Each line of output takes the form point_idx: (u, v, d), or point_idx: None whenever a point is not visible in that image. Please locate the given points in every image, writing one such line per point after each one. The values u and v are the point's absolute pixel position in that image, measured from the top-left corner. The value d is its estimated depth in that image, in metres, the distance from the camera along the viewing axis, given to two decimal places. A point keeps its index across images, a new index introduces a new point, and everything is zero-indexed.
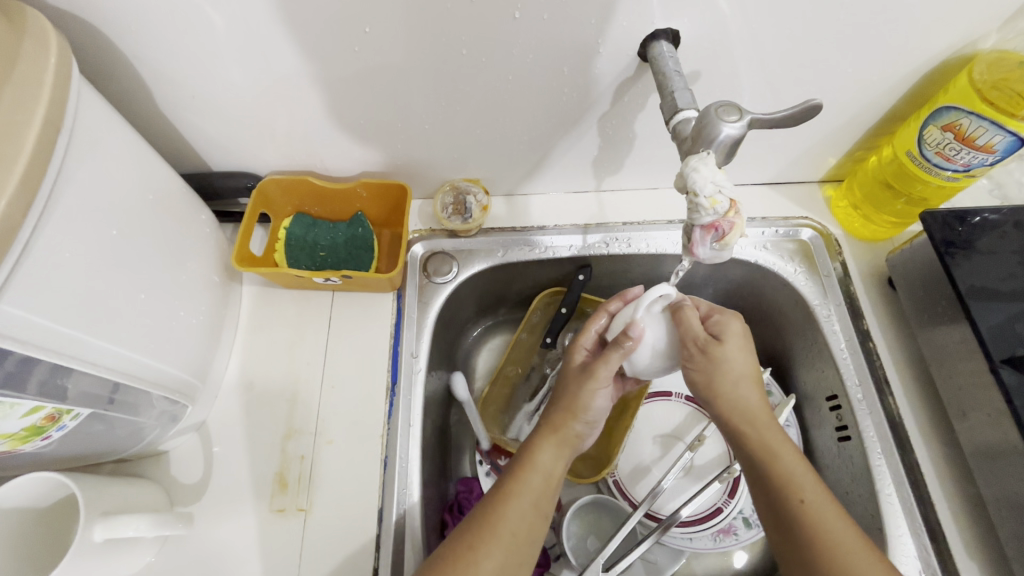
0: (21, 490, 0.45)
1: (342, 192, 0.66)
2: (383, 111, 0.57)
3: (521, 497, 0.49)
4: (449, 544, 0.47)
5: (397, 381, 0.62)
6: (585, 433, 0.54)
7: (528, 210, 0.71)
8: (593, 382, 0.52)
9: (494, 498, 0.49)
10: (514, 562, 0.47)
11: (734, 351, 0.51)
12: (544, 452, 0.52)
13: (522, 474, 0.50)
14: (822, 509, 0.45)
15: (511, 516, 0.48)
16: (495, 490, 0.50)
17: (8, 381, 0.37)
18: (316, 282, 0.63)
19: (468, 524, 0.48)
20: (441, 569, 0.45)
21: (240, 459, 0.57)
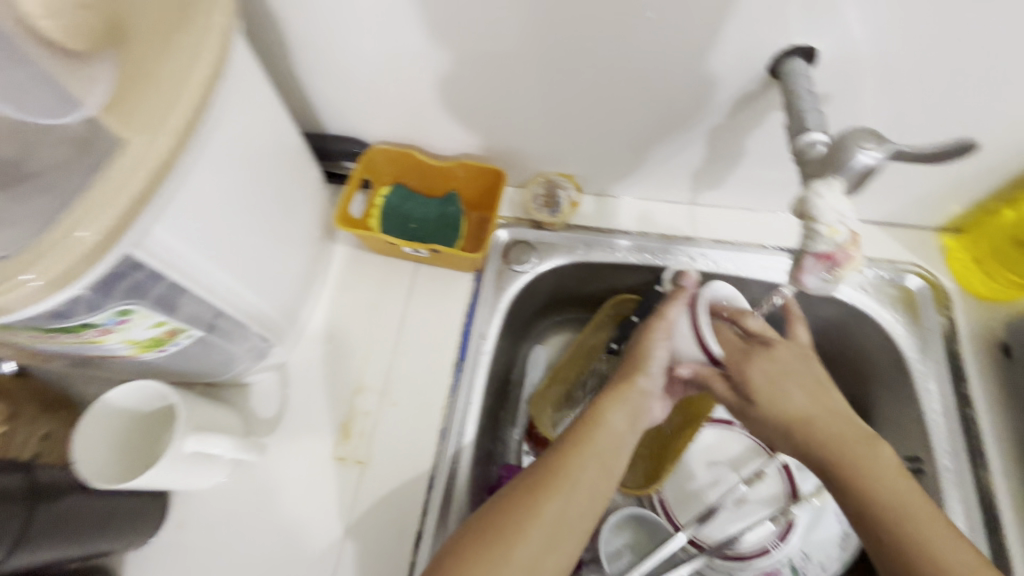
0: (135, 394, 0.51)
1: (441, 170, 0.68)
2: (496, 97, 0.58)
3: (587, 452, 0.48)
4: (503, 490, 0.47)
5: (464, 357, 0.63)
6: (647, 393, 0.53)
7: (616, 212, 0.71)
8: (654, 331, 0.53)
9: (561, 448, 0.49)
10: (577, 513, 0.46)
11: (773, 381, 0.48)
12: (609, 411, 0.51)
13: (589, 430, 0.50)
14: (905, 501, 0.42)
15: (577, 471, 0.47)
16: (556, 444, 0.50)
17: (134, 289, 0.40)
18: (405, 251, 0.66)
19: (529, 472, 0.48)
20: (503, 510, 0.45)
21: (312, 402, 0.61)
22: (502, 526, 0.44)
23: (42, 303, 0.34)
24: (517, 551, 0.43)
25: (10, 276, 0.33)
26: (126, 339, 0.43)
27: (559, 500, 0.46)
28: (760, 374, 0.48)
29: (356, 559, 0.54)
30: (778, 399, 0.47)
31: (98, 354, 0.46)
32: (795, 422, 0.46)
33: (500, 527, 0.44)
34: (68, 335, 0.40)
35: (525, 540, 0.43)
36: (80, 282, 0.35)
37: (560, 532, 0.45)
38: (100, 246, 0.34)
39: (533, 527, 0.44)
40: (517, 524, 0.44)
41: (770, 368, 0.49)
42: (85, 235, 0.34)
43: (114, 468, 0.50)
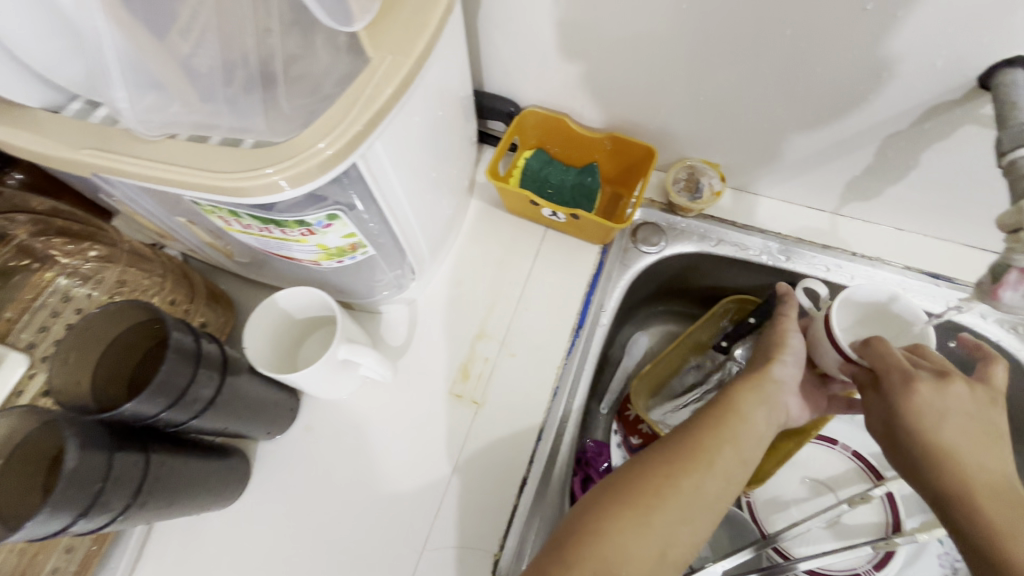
0: (299, 299, 0.55)
1: (589, 141, 0.69)
2: (668, 78, 0.59)
3: (724, 437, 0.48)
4: (641, 459, 0.48)
5: (583, 324, 0.64)
6: (785, 389, 0.53)
7: (753, 210, 0.70)
8: (785, 332, 0.55)
9: (696, 428, 0.49)
10: (714, 496, 0.45)
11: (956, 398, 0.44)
12: (748, 402, 0.50)
13: (724, 417, 0.49)
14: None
15: (712, 452, 0.47)
16: (690, 426, 0.50)
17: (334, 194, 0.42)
18: (542, 215, 0.67)
19: (662, 449, 0.48)
20: (636, 477, 0.46)
21: (435, 338, 0.64)
22: (639, 496, 0.44)
23: (274, 196, 0.38)
24: (657, 521, 0.43)
25: (259, 167, 0.37)
26: (320, 244, 0.47)
27: (694, 478, 0.45)
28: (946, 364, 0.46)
29: (463, 494, 0.57)
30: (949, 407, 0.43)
31: (281, 255, 0.50)
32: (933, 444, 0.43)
33: (639, 496, 0.44)
34: (278, 230, 0.44)
35: (662, 508, 0.44)
36: (311, 185, 0.38)
37: (695, 512, 0.44)
38: (337, 157, 0.38)
39: (670, 499, 0.44)
40: (656, 493, 0.44)
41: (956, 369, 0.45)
42: (324, 148, 0.37)
43: (274, 363, 0.56)
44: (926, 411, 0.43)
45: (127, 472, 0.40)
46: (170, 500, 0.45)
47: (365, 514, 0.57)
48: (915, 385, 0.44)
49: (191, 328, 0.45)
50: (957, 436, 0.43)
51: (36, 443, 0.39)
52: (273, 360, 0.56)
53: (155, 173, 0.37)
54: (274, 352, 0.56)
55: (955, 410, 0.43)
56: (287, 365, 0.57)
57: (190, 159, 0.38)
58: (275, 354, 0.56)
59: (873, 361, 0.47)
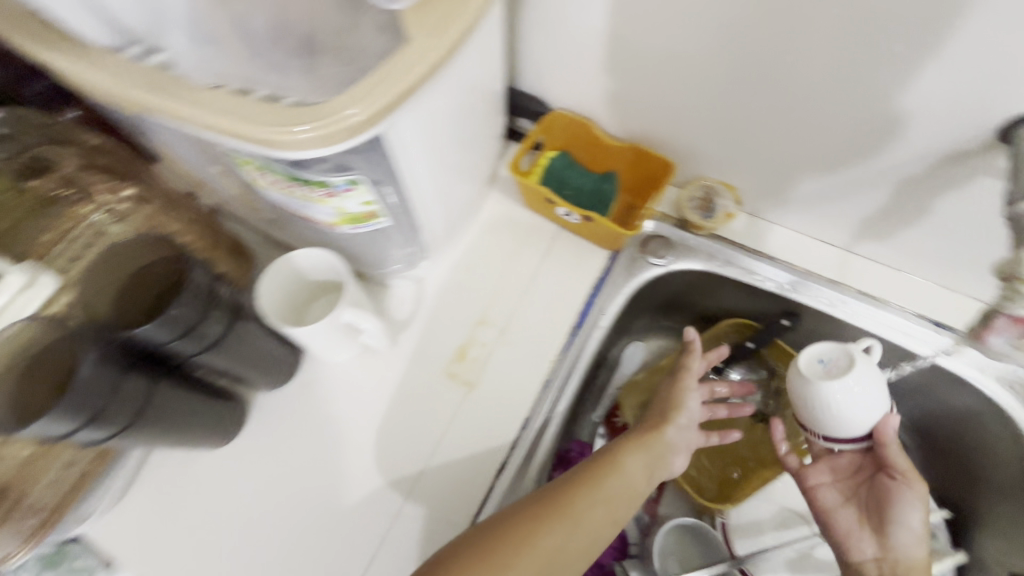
0: (314, 261, 0.58)
1: (611, 148, 0.70)
2: (695, 96, 0.60)
3: (595, 492, 0.50)
4: (512, 506, 0.49)
5: (581, 324, 0.66)
6: (672, 447, 0.57)
7: (765, 236, 0.71)
8: (684, 385, 0.60)
9: (573, 480, 0.51)
10: (572, 553, 0.47)
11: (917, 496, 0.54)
12: (629, 459, 0.53)
13: (600, 474, 0.51)
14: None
15: (582, 506, 0.49)
16: (567, 478, 0.51)
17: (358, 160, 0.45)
18: (556, 214, 0.68)
19: (535, 498, 0.49)
20: (508, 525, 0.46)
21: (436, 318, 0.66)
22: (501, 542, 0.45)
23: (305, 152, 0.40)
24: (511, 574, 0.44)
25: (290, 125, 0.39)
26: (339, 207, 0.49)
27: (556, 533, 0.47)
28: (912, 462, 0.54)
29: (444, 468, 0.59)
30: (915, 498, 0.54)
31: (301, 214, 0.53)
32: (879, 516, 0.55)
33: (496, 546, 0.45)
34: (302, 189, 0.47)
35: (520, 562, 0.44)
36: (339, 147, 0.41)
37: (553, 564, 0.46)
38: (366, 123, 0.40)
39: (528, 551, 0.45)
40: (515, 547, 0.45)
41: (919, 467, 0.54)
42: (353, 114, 0.39)
43: (282, 315, 0.58)
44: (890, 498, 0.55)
45: (129, 398, 0.43)
46: (165, 428, 0.48)
47: (349, 473, 0.59)
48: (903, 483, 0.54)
49: (206, 269, 0.47)
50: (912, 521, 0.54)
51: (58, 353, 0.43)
52: (281, 313, 0.58)
53: (199, 116, 0.40)
54: (282, 306, 0.59)
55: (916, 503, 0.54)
56: (291, 319, 0.59)
57: (234, 112, 0.39)
58: (283, 308, 0.59)
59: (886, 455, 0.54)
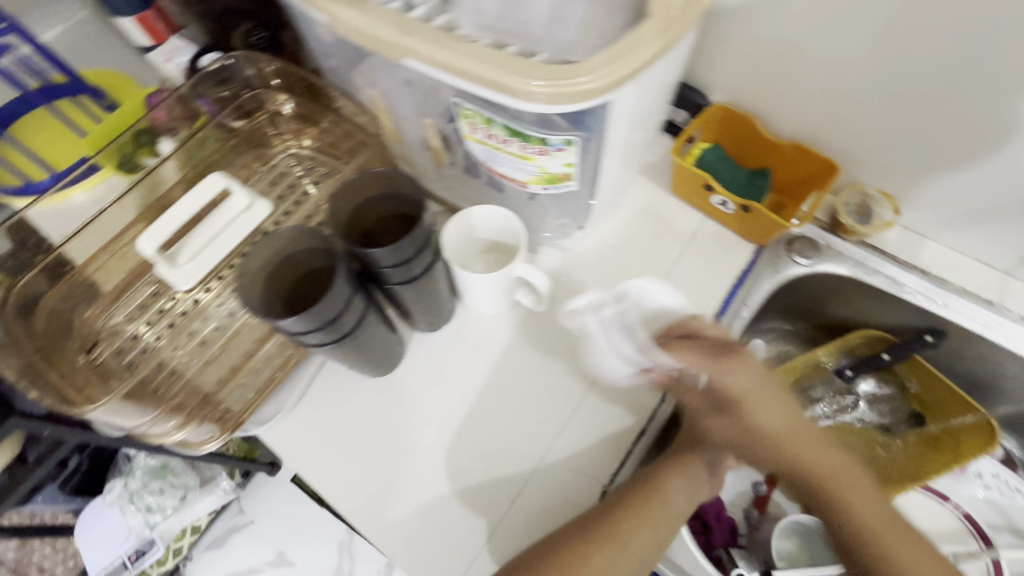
0: (491, 218, 0.62)
1: (771, 145, 0.71)
2: (880, 100, 0.61)
3: (637, 522, 0.53)
4: (562, 535, 0.52)
5: (724, 311, 0.68)
6: (700, 471, 0.59)
7: (918, 250, 0.71)
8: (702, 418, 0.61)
9: (613, 510, 0.54)
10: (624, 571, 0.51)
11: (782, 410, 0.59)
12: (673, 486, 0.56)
13: (648, 502, 0.55)
14: (881, 526, 0.55)
15: (628, 533, 0.52)
16: (602, 509, 0.54)
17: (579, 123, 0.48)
18: (710, 204, 0.70)
19: (579, 524, 0.53)
20: (557, 553, 0.50)
21: (581, 287, 0.69)
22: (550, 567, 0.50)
23: (535, 106, 0.45)
24: None
25: (526, 79, 0.43)
26: (542, 166, 0.52)
27: (606, 556, 0.51)
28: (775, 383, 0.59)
29: (587, 419, 0.63)
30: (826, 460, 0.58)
31: (497, 171, 0.56)
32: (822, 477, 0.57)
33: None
34: (516, 143, 0.50)
35: None
36: (560, 107, 0.45)
37: None
38: (592, 92, 0.43)
39: None
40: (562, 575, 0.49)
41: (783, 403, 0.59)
42: (585, 83, 0.43)
43: (456, 255, 0.64)
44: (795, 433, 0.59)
45: (350, 313, 0.48)
46: (361, 341, 0.54)
47: (499, 413, 0.64)
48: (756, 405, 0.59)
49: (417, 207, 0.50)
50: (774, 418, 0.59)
51: (301, 257, 0.50)
52: (456, 252, 0.65)
53: (457, 62, 0.44)
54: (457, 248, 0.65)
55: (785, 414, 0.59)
56: (461, 260, 0.65)
57: (479, 57, 0.44)
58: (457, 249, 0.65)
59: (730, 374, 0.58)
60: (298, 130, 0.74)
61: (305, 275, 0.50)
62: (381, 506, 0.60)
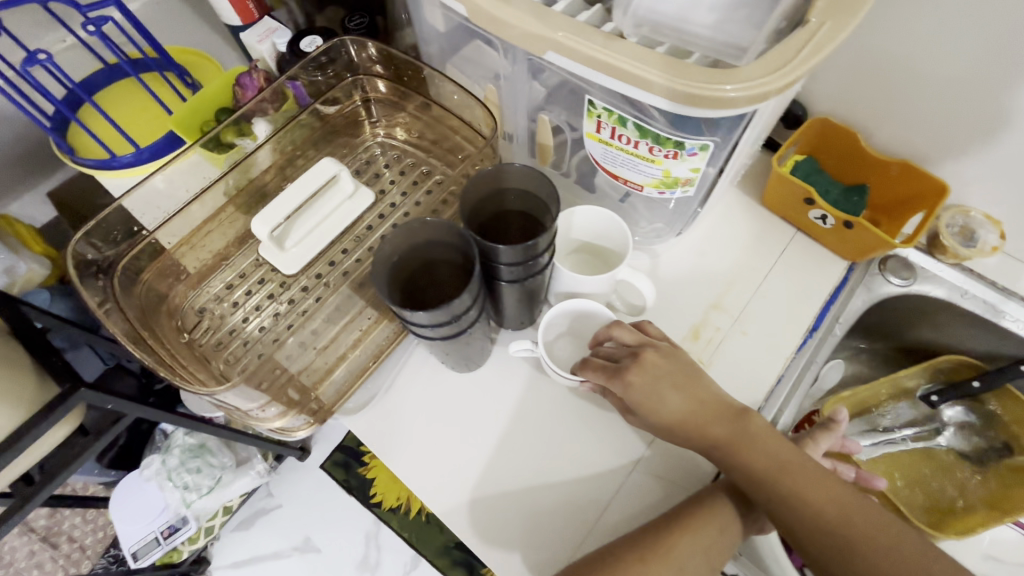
0: (595, 219, 0.61)
1: (874, 161, 0.69)
2: (1000, 122, 0.59)
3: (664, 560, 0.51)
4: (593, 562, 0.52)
5: (817, 328, 0.66)
6: (715, 506, 0.54)
7: (1018, 276, 0.69)
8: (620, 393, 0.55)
9: (637, 551, 0.52)
10: None
11: (648, 375, 0.54)
12: (704, 521, 0.53)
13: (674, 536, 0.52)
14: (844, 514, 0.49)
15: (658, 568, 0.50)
16: (616, 550, 0.52)
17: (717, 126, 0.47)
18: (806, 216, 0.68)
19: (602, 560, 0.52)
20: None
21: (670, 295, 0.68)
22: None
23: (669, 103, 0.43)
24: None
25: (670, 79, 0.41)
26: (666, 170, 0.51)
27: None
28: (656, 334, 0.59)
29: None
30: (683, 405, 0.54)
31: (612, 170, 0.56)
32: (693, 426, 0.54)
33: None
34: (647, 146, 0.49)
35: None
36: (694, 109, 0.43)
37: None
38: (734, 101, 0.41)
39: None
40: None
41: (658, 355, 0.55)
42: (730, 91, 0.40)
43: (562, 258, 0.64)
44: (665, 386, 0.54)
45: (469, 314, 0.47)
46: (465, 339, 0.53)
47: (586, 414, 0.63)
48: (641, 355, 0.55)
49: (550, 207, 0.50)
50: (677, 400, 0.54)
51: (422, 249, 0.50)
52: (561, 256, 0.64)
53: (597, 55, 0.43)
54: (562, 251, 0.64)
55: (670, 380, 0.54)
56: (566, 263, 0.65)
57: (621, 51, 0.43)
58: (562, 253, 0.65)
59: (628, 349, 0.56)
60: (390, 119, 0.73)
61: (416, 267, 0.50)
62: (457, 489, 0.60)
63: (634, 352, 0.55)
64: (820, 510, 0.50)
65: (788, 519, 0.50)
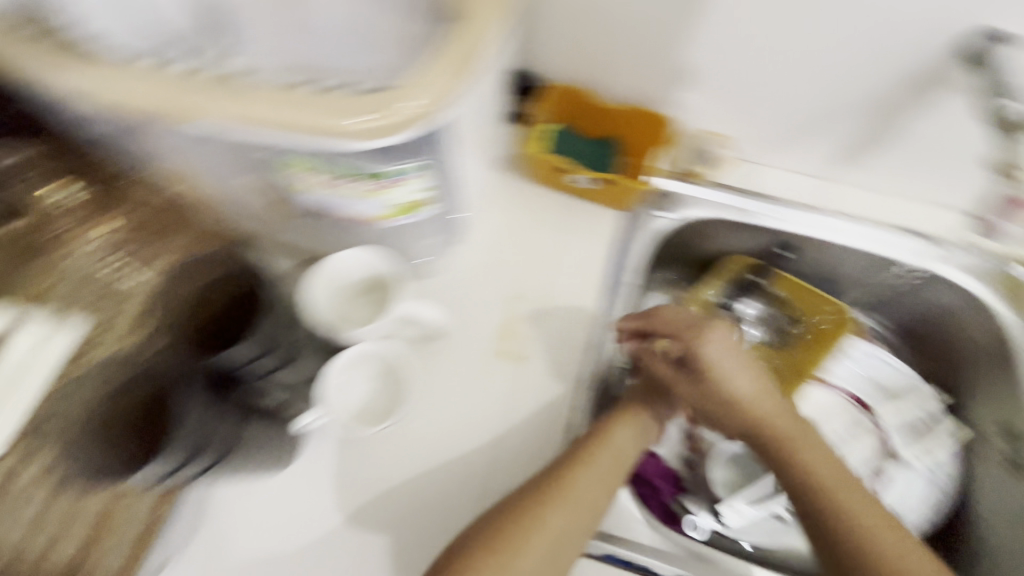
0: (351, 261, 0.55)
1: (606, 112, 0.73)
2: (683, 51, 0.65)
3: (557, 510, 0.50)
4: (478, 531, 0.50)
5: (612, 284, 0.69)
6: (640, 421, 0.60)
7: (756, 178, 0.77)
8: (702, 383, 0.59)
9: (529, 500, 0.51)
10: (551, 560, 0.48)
11: (733, 368, 0.59)
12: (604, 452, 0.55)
13: (563, 481, 0.52)
14: (849, 481, 0.53)
15: (552, 521, 0.49)
16: (504, 507, 0.51)
17: (421, 142, 0.44)
18: (569, 181, 0.70)
19: (495, 527, 0.49)
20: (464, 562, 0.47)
21: (473, 306, 0.66)
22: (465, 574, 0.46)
23: (365, 141, 0.40)
24: None
25: (343, 118, 0.39)
26: (394, 199, 0.48)
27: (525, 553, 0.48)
28: (716, 338, 0.60)
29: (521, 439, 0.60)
30: (730, 381, 0.59)
31: (342, 214, 0.51)
32: (728, 398, 0.58)
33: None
34: (360, 182, 0.46)
35: None
36: (401, 136, 0.41)
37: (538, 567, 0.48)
38: (430, 109, 0.41)
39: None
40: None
41: (738, 355, 0.60)
42: (422, 104, 0.40)
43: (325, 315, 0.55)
44: (716, 360, 0.59)
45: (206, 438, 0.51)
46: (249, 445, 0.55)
47: (429, 454, 0.59)
48: (709, 337, 0.60)
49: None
50: (746, 386, 0.58)
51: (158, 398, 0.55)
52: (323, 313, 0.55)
53: (250, 113, 0.39)
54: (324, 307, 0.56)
55: (726, 360, 0.59)
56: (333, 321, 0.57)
57: (273, 107, 0.39)
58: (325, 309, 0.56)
59: (664, 325, 0.62)
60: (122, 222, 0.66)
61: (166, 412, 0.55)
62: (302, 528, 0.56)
63: (698, 355, 0.59)
64: (840, 491, 0.51)
65: (783, 478, 0.54)
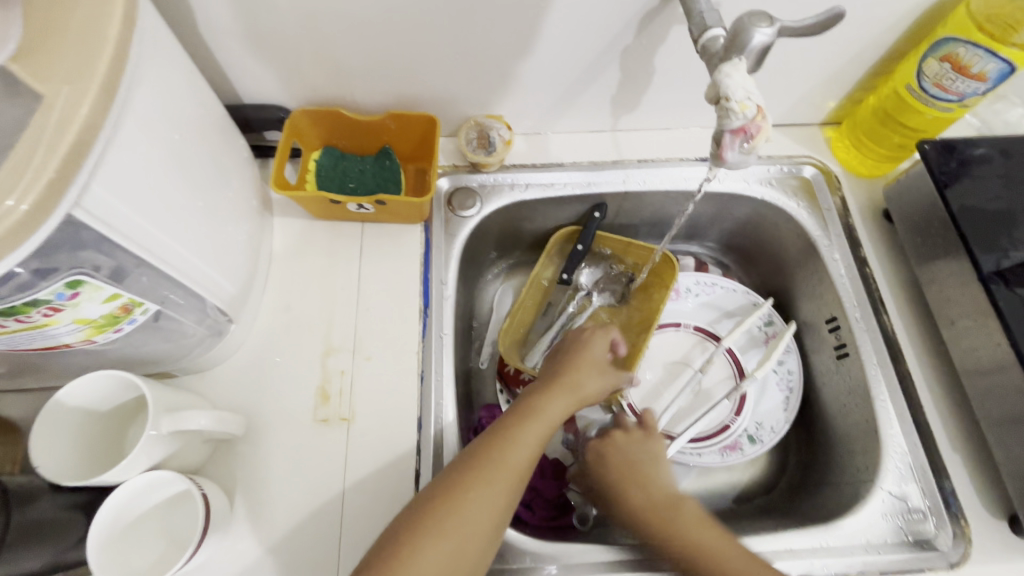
0: (88, 390, 0.47)
1: (369, 124, 0.67)
2: (410, 43, 0.60)
3: (437, 538, 0.45)
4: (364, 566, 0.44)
5: (429, 304, 0.64)
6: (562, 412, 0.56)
7: (548, 148, 0.74)
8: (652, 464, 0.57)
9: (406, 528, 0.45)
10: None
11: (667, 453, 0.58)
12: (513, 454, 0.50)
13: (445, 504, 0.46)
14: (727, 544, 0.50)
15: (426, 553, 0.44)
16: (394, 529, 0.46)
17: (59, 241, 0.37)
18: (349, 210, 0.64)
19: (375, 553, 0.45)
20: None
21: (281, 376, 0.60)
22: None
23: None
24: None
25: None
26: (78, 319, 0.41)
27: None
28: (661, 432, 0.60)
29: (362, 509, 0.54)
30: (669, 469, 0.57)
31: (41, 347, 0.44)
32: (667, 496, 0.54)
33: None
34: (13, 319, 0.38)
35: None
36: (16, 256, 0.32)
37: None
38: (36, 215, 0.32)
39: None
40: None
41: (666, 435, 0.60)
42: (16, 205, 0.31)
43: (73, 463, 0.47)
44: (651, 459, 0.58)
45: None
46: None
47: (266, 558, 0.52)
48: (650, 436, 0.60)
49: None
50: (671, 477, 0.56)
51: None
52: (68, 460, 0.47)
53: None
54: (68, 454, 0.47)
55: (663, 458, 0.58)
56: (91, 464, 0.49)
57: None
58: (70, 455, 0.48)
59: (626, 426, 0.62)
60: None
61: None
62: None
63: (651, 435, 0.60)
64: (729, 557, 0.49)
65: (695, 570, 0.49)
